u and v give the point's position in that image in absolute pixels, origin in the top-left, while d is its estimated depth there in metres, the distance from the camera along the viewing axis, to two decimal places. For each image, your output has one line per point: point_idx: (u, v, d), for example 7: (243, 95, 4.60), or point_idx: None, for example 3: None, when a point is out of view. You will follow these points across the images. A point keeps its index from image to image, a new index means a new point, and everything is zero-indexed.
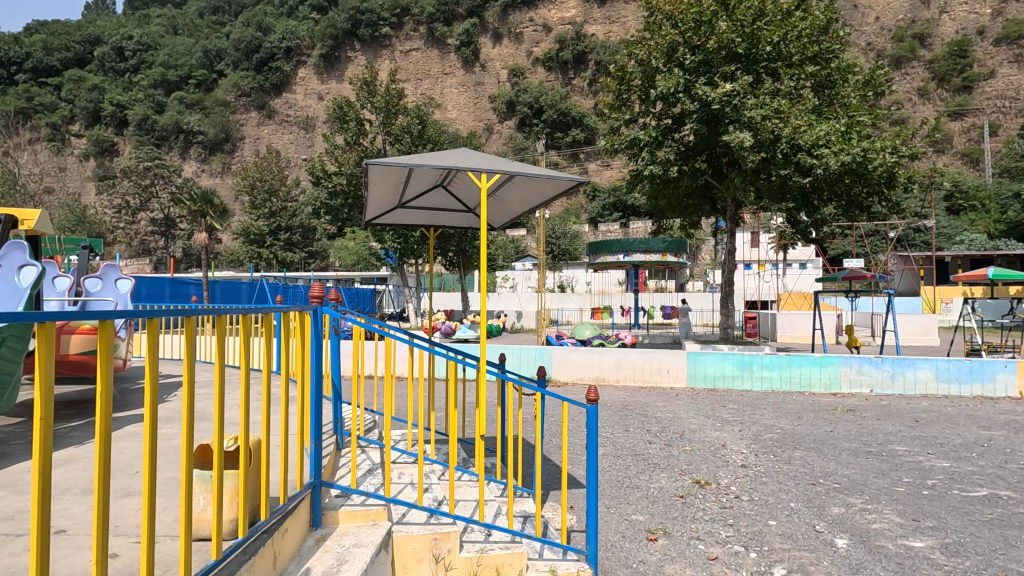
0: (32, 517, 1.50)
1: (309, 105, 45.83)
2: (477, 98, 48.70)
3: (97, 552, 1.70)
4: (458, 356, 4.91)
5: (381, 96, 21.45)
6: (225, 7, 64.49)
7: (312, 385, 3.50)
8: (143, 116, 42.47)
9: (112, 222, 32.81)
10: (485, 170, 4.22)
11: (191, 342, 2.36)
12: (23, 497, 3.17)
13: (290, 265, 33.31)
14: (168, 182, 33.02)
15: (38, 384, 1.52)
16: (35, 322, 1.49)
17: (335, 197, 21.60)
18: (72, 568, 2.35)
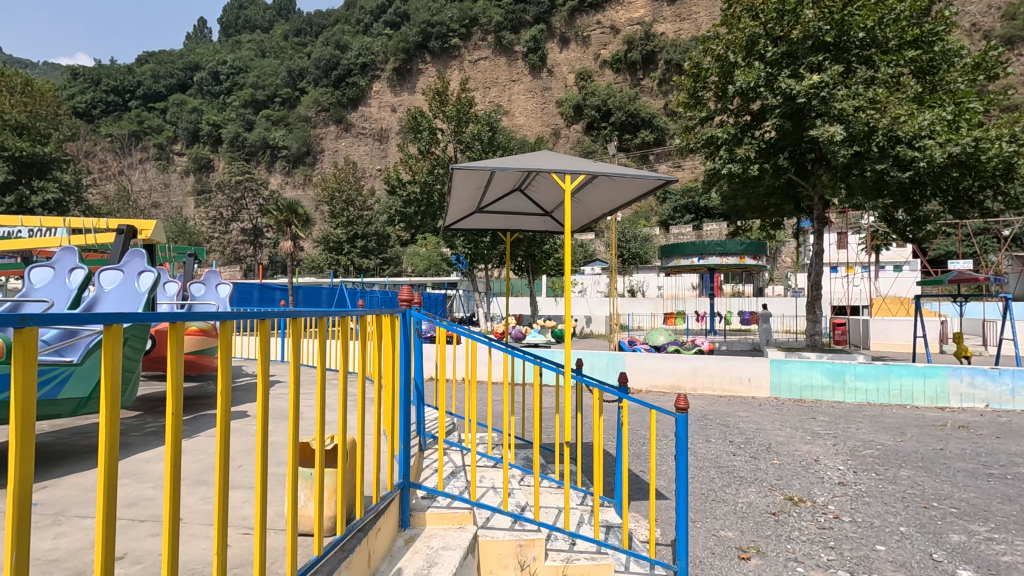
0: (166, 512, 1.59)
1: (383, 117, 47.76)
2: (544, 104, 48.80)
3: (220, 545, 1.80)
4: (538, 359, 4.82)
5: (453, 106, 21.92)
6: (308, 29, 68.48)
7: (401, 388, 3.57)
8: (235, 134, 45.79)
9: (208, 232, 35.53)
10: (569, 171, 4.16)
11: (295, 344, 2.45)
12: (145, 485, 3.43)
13: (366, 271, 34.67)
14: (257, 194, 35.47)
15: (171, 383, 1.62)
16: (165, 321, 1.59)
17: (409, 205, 22.17)
18: (192, 555, 2.51)
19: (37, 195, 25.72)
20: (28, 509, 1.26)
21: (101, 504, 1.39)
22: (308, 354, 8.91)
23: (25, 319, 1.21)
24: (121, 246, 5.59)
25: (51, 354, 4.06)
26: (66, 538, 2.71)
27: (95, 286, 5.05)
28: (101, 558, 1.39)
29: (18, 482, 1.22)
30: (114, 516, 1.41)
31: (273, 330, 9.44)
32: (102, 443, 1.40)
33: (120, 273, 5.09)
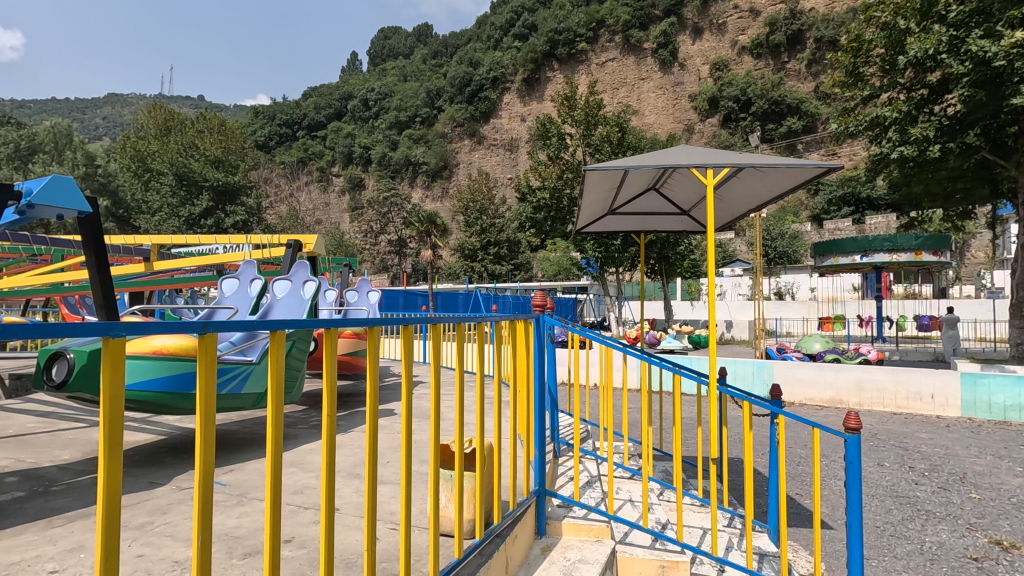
0: (323, 510, 1.69)
1: (513, 127, 49.32)
2: (677, 99, 46.65)
3: (370, 547, 1.87)
4: (678, 368, 4.51)
5: (581, 110, 21.80)
6: (444, 51, 72.89)
7: (535, 394, 3.54)
8: (382, 153, 49.96)
9: (362, 244, 39.24)
10: (712, 165, 3.85)
11: (437, 347, 2.51)
12: (310, 474, 3.78)
13: (499, 277, 35.84)
14: (401, 208, 38.52)
15: (328, 382, 1.73)
16: (320, 326, 1.69)
17: (539, 211, 22.36)
18: (347, 544, 2.69)
19: (229, 217, 30.35)
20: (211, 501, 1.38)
21: (269, 497, 1.51)
22: (446, 356, 9.39)
23: (207, 323, 1.35)
24: (290, 258, 6.31)
25: (236, 354, 4.68)
26: (248, 518, 3.06)
27: (270, 293, 5.75)
28: (270, 560, 1.51)
29: (202, 467, 1.34)
30: (282, 507, 1.52)
31: (416, 333, 10.07)
32: (272, 435, 1.52)
33: (289, 283, 5.72)
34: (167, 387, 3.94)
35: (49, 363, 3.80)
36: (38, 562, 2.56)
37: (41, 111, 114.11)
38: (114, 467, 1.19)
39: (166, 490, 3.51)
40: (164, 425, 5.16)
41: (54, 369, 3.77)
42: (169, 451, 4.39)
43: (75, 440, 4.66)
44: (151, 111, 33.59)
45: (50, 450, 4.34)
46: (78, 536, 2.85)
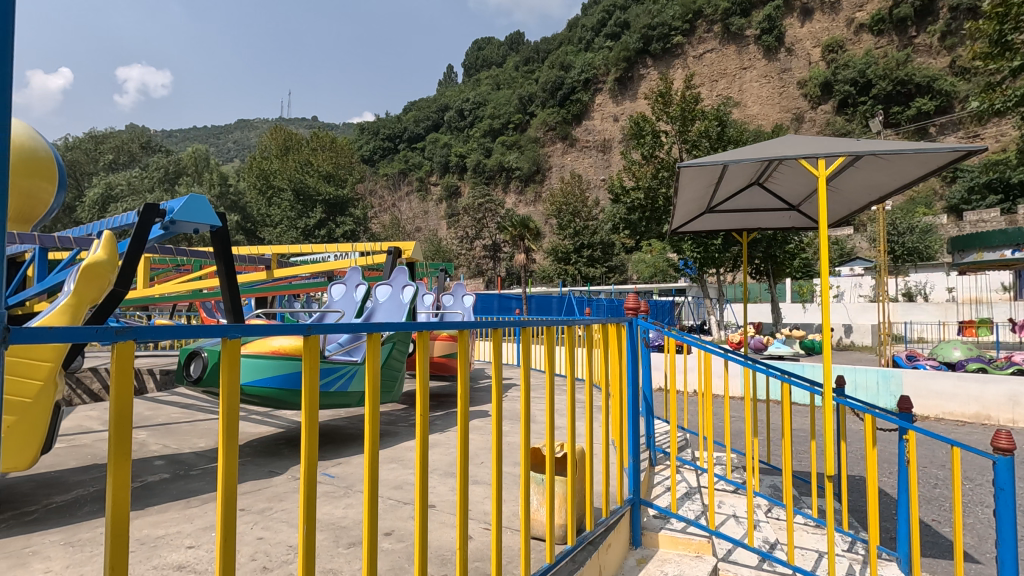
0: (417, 507, 1.74)
1: (606, 128, 48.71)
2: (784, 87, 43.44)
3: (461, 548, 1.90)
4: (787, 376, 4.16)
5: (677, 105, 20.95)
6: (536, 57, 73.54)
7: (628, 399, 3.44)
8: (477, 160, 50.47)
9: (458, 249, 40.44)
10: (824, 155, 3.52)
11: (529, 351, 2.51)
12: (409, 470, 3.96)
13: (593, 279, 35.42)
14: (495, 213, 39.40)
15: (420, 383, 1.80)
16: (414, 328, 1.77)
17: (633, 211, 21.78)
18: (442, 541, 2.76)
19: (339, 227, 32.72)
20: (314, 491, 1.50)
21: (367, 490, 1.59)
22: (539, 360, 9.44)
23: (311, 326, 1.50)
24: (391, 264, 6.67)
25: (343, 355, 5.02)
26: (353, 509, 3.25)
27: (373, 298, 6.10)
28: (368, 559, 1.59)
29: (307, 461, 1.46)
30: (377, 502, 1.59)
31: (509, 335, 10.23)
32: (369, 432, 1.61)
33: (390, 287, 6.06)
34: (284, 384, 4.30)
35: (188, 360, 4.29)
36: (178, 537, 2.89)
37: (184, 139, 129.72)
38: (231, 456, 1.31)
39: (282, 479, 3.83)
40: (283, 419, 5.66)
41: (192, 366, 4.26)
42: (286, 443, 4.79)
43: (209, 430, 5.24)
44: (273, 134, 36.93)
45: (190, 438, 4.90)
46: (210, 517, 3.18)
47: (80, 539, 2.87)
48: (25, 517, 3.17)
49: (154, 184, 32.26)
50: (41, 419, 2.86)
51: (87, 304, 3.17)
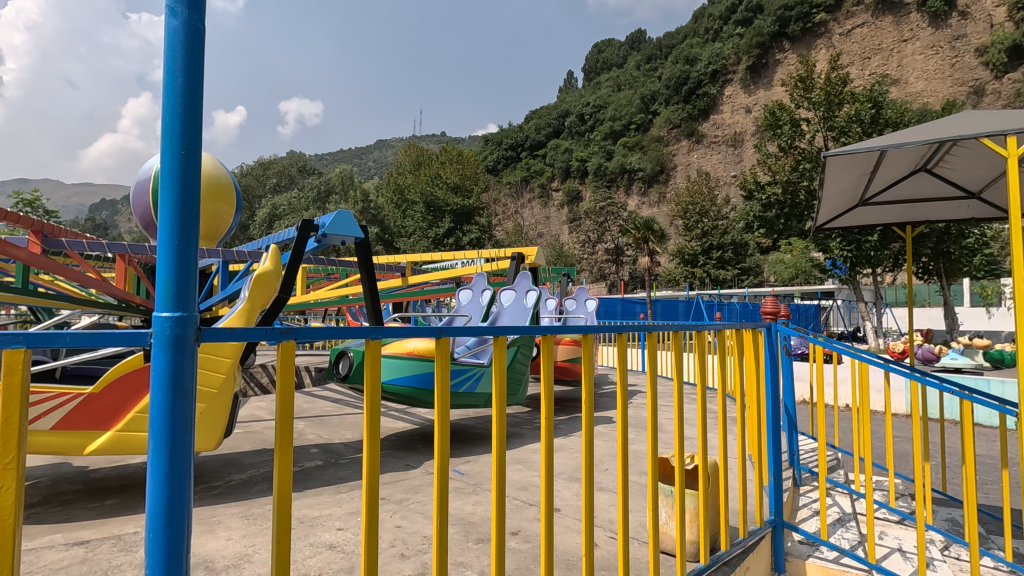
0: (542, 512, 1.76)
1: (737, 121, 45.75)
2: (956, 57, 37.46)
3: (586, 553, 1.88)
4: (967, 392, 3.55)
5: (821, 90, 18.97)
6: (658, 52, 70.89)
7: (768, 413, 3.17)
8: (598, 164, 49.89)
9: (580, 254, 40.19)
10: (1015, 131, 2.96)
11: (655, 356, 2.42)
12: (533, 473, 4.01)
13: (724, 282, 33.35)
14: (617, 217, 38.56)
15: (545, 386, 1.83)
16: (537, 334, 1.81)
17: (769, 208, 20.14)
18: (568, 546, 2.76)
19: (466, 235, 34.25)
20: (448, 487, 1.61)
21: (494, 488, 1.63)
22: (665, 366, 9.10)
23: (442, 330, 1.63)
24: (514, 270, 6.86)
25: (471, 357, 5.26)
26: (481, 507, 3.37)
27: (499, 303, 6.31)
28: (496, 562, 1.63)
29: (441, 459, 1.56)
30: (504, 502, 1.64)
31: (633, 341, 10.00)
32: (496, 434, 1.66)
33: (514, 292, 6.24)
34: (419, 383, 4.60)
35: (337, 359, 4.75)
36: (330, 519, 3.21)
37: (331, 161, 144.30)
38: (375, 449, 1.44)
39: (417, 473, 4.09)
40: (417, 416, 6.05)
41: (341, 365, 4.71)
42: (421, 439, 5.12)
43: (355, 423, 5.76)
44: (407, 151, 39.55)
45: (339, 430, 5.43)
46: (355, 503, 3.49)
47: (254, 513, 3.31)
48: (212, 490, 3.73)
49: (309, 202, 36.19)
50: (223, 406, 3.34)
51: (257, 308, 3.66)
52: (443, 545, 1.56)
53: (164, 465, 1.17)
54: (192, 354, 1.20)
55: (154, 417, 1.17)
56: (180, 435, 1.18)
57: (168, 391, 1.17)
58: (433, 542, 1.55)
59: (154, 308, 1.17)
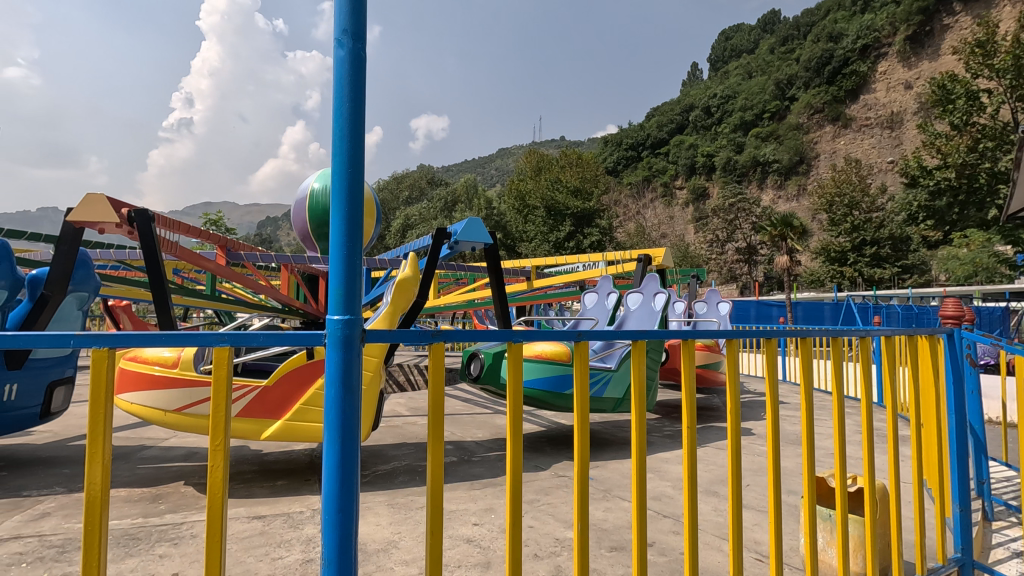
0: (686, 515, 1.77)
1: (894, 99, 40.52)
2: None
3: (735, 559, 1.81)
4: None
5: (1006, 53, 16.15)
6: (795, 32, 64.92)
7: (950, 432, 2.73)
8: (727, 158, 46.57)
9: (707, 254, 37.74)
10: None
11: (807, 368, 2.17)
12: (665, 483, 3.86)
13: (881, 282, 29.56)
14: (749, 213, 35.68)
15: (687, 393, 1.83)
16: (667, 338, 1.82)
17: (939, 196, 17.45)
18: (708, 563, 2.61)
19: (587, 238, 34.15)
20: (588, 483, 1.63)
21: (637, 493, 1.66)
22: (821, 377, 8.26)
23: (581, 334, 1.68)
24: (642, 272, 6.66)
25: (597, 361, 5.20)
26: (612, 514, 3.30)
27: (625, 306, 6.16)
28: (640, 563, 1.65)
29: (581, 461, 1.59)
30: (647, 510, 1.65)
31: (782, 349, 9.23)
32: (638, 441, 1.68)
33: (641, 295, 6.05)
34: (548, 386, 4.64)
35: (469, 360, 4.95)
36: (465, 514, 3.35)
37: (457, 172, 152.12)
38: (518, 445, 1.50)
39: (548, 474, 4.13)
40: (544, 419, 6.12)
41: (472, 366, 4.90)
42: (549, 441, 5.16)
43: (485, 423, 5.97)
44: (528, 158, 40.10)
45: (471, 429, 5.66)
46: (488, 500, 3.60)
47: (398, 503, 3.56)
48: (362, 478, 4.09)
49: (437, 212, 38.41)
50: (372, 400, 3.64)
51: (399, 312, 3.94)
52: (585, 544, 1.61)
53: (339, 455, 1.30)
54: (358, 354, 1.33)
55: (328, 411, 1.31)
56: (349, 428, 1.31)
57: (340, 387, 1.30)
58: (574, 544, 1.60)
59: (329, 311, 1.33)
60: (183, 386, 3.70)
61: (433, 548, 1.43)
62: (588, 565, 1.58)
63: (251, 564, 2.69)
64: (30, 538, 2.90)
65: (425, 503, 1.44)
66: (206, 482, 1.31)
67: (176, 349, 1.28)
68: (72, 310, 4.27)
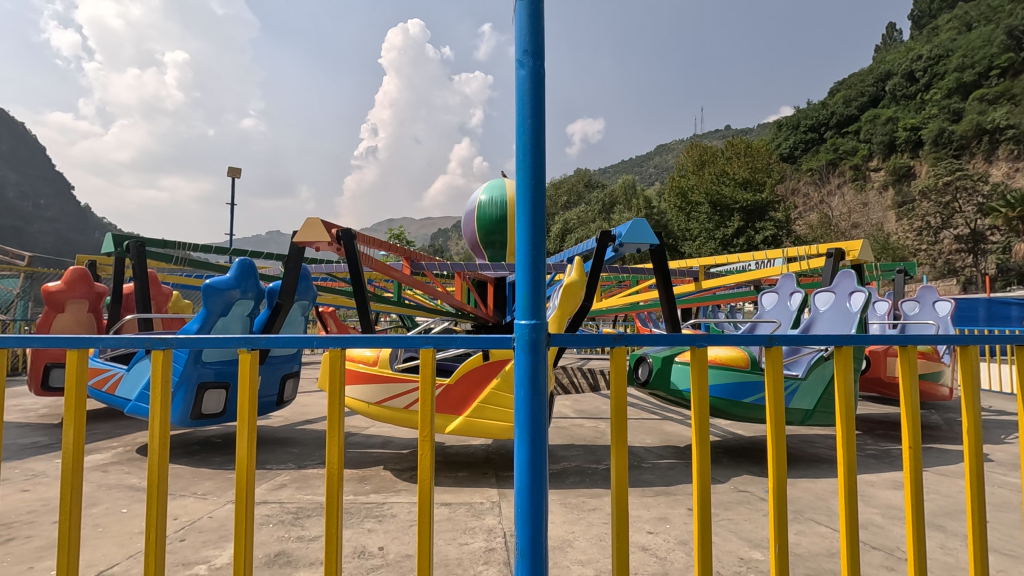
0: (911, 526, 1.71)
1: None
2: None
3: (975, 562, 1.67)
4: None
5: None
6: None
7: None
8: (940, 129, 38.50)
9: (913, 245, 30.99)
10: None
11: None
12: (872, 509, 3.38)
13: None
14: (974, 192, 28.70)
15: (906, 405, 1.73)
16: (865, 345, 1.80)
17: None
18: None
19: (759, 233, 31.29)
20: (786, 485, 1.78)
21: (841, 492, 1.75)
22: None
23: (774, 339, 1.74)
24: (832, 268, 5.91)
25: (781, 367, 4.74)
26: (806, 538, 2.97)
27: (813, 308, 5.54)
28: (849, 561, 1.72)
29: (776, 458, 1.66)
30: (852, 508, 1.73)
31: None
32: (845, 444, 1.76)
33: (832, 294, 5.36)
34: (727, 394, 4.35)
35: (637, 365, 4.84)
36: (639, 521, 3.29)
37: (615, 173, 150.24)
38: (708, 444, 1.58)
39: (727, 488, 3.87)
40: (719, 428, 5.76)
41: (640, 370, 4.78)
42: (727, 452, 4.84)
43: (655, 429, 5.80)
44: (689, 151, 37.12)
45: (639, 434, 5.55)
46: (662, 509, 3.49)
47: (571, 502, 3.62)
48: None
49: (595, 214, 38.30)
50: None
51: (567, 315, 4.04)
52: (784, 537, 1.75)
53: (529, 450, 1.41)
54: (543, 357, 1.41)
55: (518, 409, 1.43)
56: (538, 426, 1.41)
57: (529, 389, 1.40)
58: (774, 538, 1.73)
59: (517, 315, 1.44)
60: (382, 381, 4.21)
61: (620, 547, 1.61)
62: (786, 566, 1.70)
63: (442, 545, 2.97)
64: (273, 503, 3.54)
65: (615, 497, 1.63)
66: (423, 466, 1.58)
67: (398, 352, 1.54)
68: (298, 315, 5.11)
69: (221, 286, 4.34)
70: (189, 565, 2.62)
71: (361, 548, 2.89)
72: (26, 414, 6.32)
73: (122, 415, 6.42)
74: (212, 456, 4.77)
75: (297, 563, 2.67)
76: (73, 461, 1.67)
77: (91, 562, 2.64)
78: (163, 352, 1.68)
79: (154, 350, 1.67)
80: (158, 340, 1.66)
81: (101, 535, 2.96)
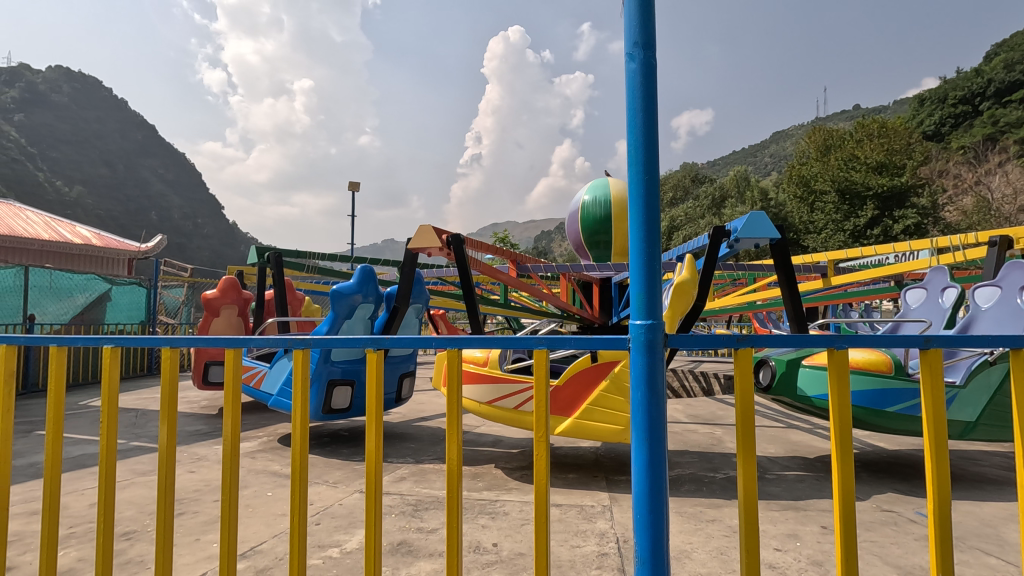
0: None
1: None
2: None
3: None
4: None
5: None
6: None
7: None
8: None
9: None
10: None
11: None
12: None
13: None
14: None
15: None
16: None
17: None
18: None
19: (899, 222, 27.68)
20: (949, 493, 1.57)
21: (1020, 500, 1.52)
22: None
23: (930, 338, 1.53)
24: (996, 259, 5.10)
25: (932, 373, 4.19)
26: (971, 569, 2.58)
27: (971, 306, 4.82)
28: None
29: (929, 460, 1.48)
30: None
31: None
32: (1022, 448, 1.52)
33: (997, 290, 4.62)
34: (868, 402, 3.91)
35: (758, 367, 4.52)
36: (765, 536, 3.06)
37: (726, 164, 142.09)
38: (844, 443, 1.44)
39: (867, 506, 3.48)
40: (855, 440, 5.21)
41: (761, 373, 4.46)
42: (865, 466, 4.37)
43: (778, 438, 5.38)
44: (811, 136, 34.01)
45: (761, 442, 5.18)
46: (790, 525, 3.23)
47: (687, 512, 3.46)
48: None
49: (705, 210, 36.48)
50: None
51: (679, 316, 3.87)
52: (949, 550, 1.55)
53: (648, 455, 1.36)
54: (662, 360, 1.36)
55: (635, 411, 1.39)
56: (656, 427, 1.35)
57: (647, 391, 1.36)
58: (932, 542, 1.54)
59: (631, 316, 1.40)
60: (492, 382, 4.32)
61: (749, 546, 1.52)
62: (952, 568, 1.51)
63: (554, 546, 2.97)
64: (394, 494, 3.76)
65: (741, 497, 1.55)
66: (538, 463, 1.60)
67: (514, 352, 1.57)
68: (413, 318, 5.40)
69: (346, 292, 4.71)
70: (324, 547, 2.85)
71: (476, 543, 2.98)
72: (192, 406, 7.31)
73: (266, 408, 7.19)
74: (341, 447, 5.19)
75: (418, 553, 2.81)
76: (231, 447, 1.89)
77: (244, 538, 2.98)
78: (302, 352, 1.85)
79: (296, 350, 1.84)
80: (299, 341, 1.83)
81: (251, 515, 3.34)
